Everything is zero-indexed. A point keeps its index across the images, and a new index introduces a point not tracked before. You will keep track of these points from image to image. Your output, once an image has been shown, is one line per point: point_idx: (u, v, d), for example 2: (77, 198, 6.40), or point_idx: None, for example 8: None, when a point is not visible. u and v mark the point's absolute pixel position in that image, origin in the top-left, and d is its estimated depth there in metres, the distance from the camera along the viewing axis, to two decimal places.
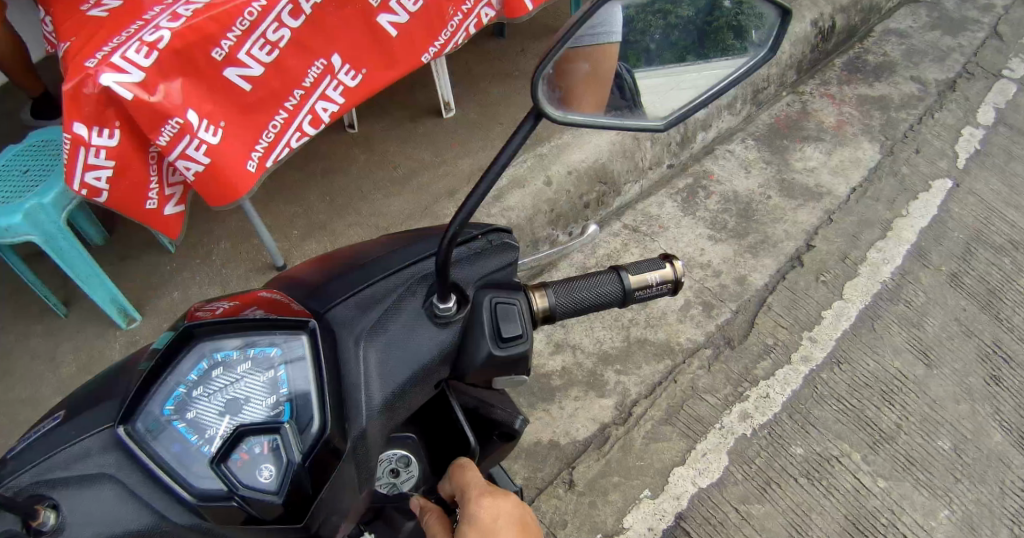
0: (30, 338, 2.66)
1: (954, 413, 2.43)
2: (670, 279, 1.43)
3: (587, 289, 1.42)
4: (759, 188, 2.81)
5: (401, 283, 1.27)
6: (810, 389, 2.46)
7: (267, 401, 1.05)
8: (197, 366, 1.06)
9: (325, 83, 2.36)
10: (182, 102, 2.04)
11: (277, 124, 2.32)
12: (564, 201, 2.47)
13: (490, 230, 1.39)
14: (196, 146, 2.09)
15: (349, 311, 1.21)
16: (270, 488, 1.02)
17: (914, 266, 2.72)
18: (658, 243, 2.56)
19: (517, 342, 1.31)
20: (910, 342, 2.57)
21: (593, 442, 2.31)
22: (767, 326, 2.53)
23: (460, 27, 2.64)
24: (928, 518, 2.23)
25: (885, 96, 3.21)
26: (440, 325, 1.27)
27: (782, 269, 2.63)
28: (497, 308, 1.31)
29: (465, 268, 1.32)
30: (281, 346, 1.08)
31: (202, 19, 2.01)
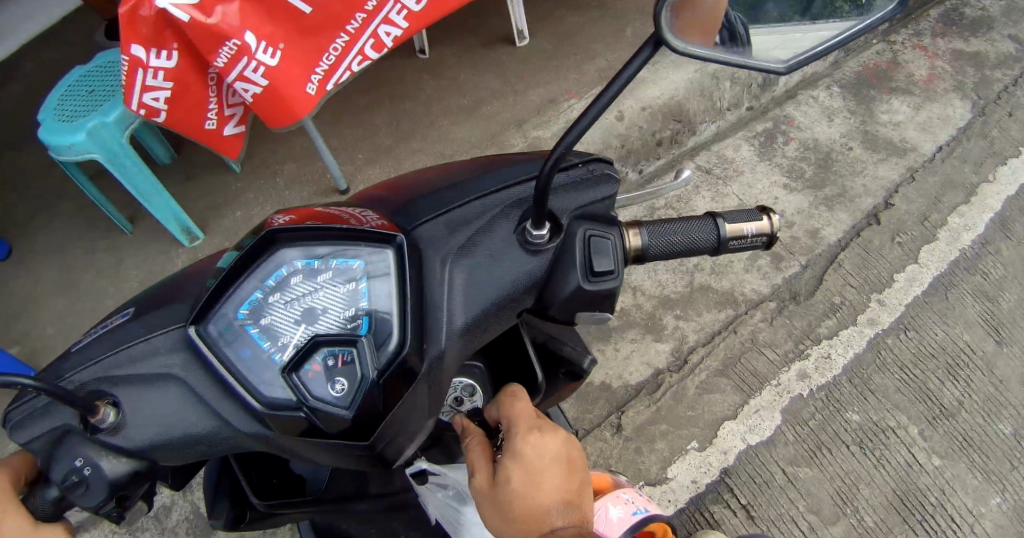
0: (97, 252, 2.71)
1: (1019, 395, 2.31)
2: (767, 233, 1.25)
3: (682, 233, 1.26)
4: (841, 137, 2.64)
5: (495, 207, 1.18)
6: (873, 355, 2.34)
7: (345, 313, 0.98)
8: (275, 273, 1.00)
9: (388, 8, 2.23)
10: (239, 24, 1.94)
11: (337, 49, 2.21)
12: (638, 136, 2.35)
13: (592, 159, 1.28)
14: (254, 68, 2.03)
15: (438, 230, 1.12)
16: (340, 402, 0.97)
17: (996, 236, 2.55)
18: (731, 188, 2.42)
19: (607, 279, 1.19)
20: (982, 316, 2.43)
21: (646, 387, 2.24)
22: (836, 283, 2.40)
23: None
24: (977, 504, 2.16)
25: (980, 53, 2.96)
26: (529, 254, 1.16)
27: (858, 225, 2.48)
28: (590, 241, 1.19)
29: (562, 195, 1.21)
30: (364, 259, 1.01)
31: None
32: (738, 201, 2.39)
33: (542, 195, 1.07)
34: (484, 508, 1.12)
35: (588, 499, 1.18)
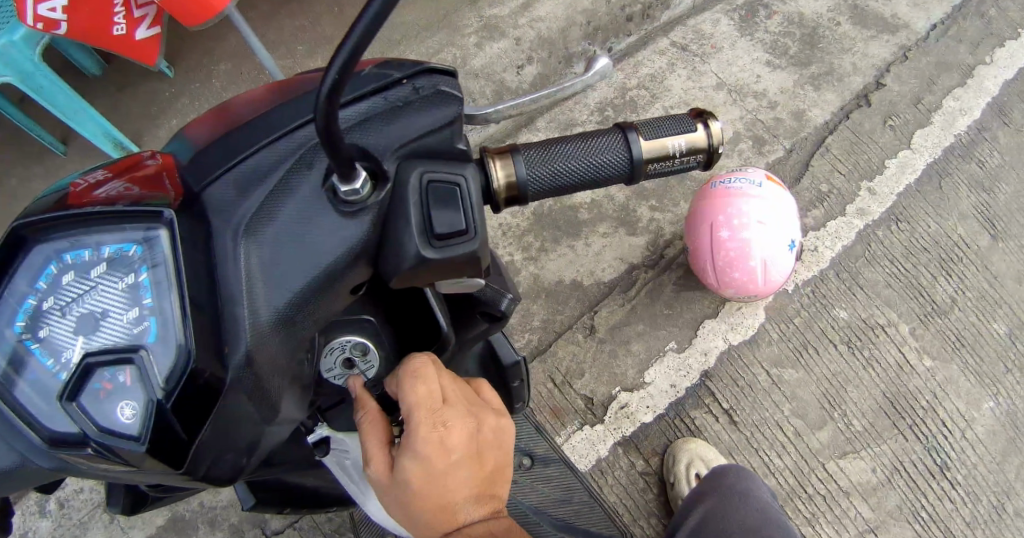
0: (34, 180, 2.44)
1: (1014, 294, 2.18)
2: (699, 150, 1.18)
3: (575, 163, 1.16)
4: (828, 11, 2.40)
5: (292, 153, 0.90)
6: (863, 247, 2.18)
7: (127, 316, 0.76)
8: (43, 271, 0.76)
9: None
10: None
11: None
12: (605, 12, 2.12)
13: (418, 72, 0.96)
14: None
15: (228, 193, 0.87)
16: (132, 431, 0.75)
17: (992, 122, 2.38)
18: (709, 66, 2.21)
19: (456, 242, 0.93)
20: (978, 209, 2.27)
21: (619, 286, 2.07)
22: (822, 170, 2.19)
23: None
24: (970, 409, 2.07)
25: None
26: (349, 217, 0.91)
27: (846, 107, 2.26)
28: (430, 192, 0.92)
29: (377, 132, 0.92)
30: (141, 244, 0.77)
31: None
32: (716, 80, 2.20)
33: (331, 143, 0.79)
34: (390, 506, 1.02)
35: (504, 470, 1.10)
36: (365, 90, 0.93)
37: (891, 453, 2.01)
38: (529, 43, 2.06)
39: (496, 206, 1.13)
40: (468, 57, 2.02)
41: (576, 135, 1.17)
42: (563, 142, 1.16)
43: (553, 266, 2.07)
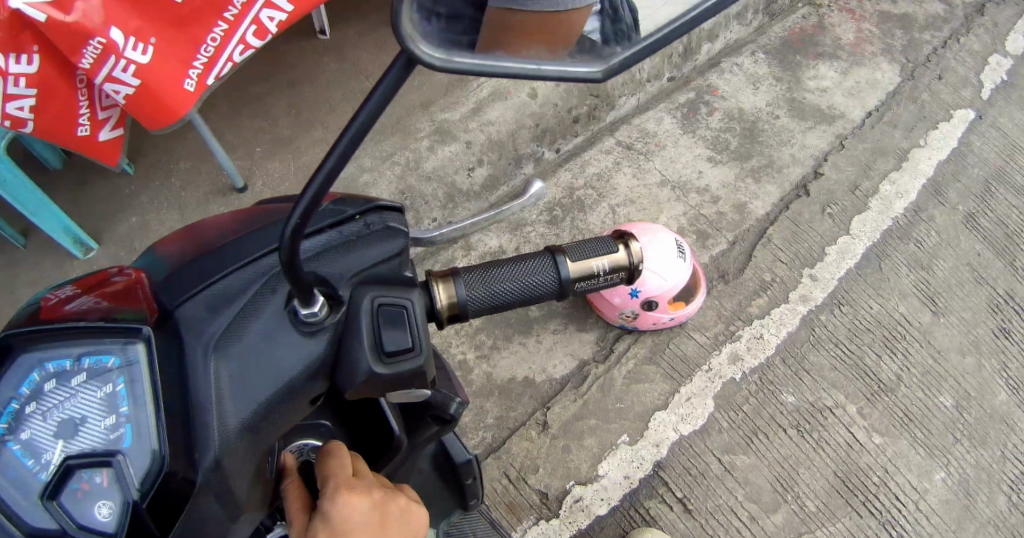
0: None
1: (958, 366, 2.23)
2: (614, 267, 1.40)
3: (511, 280, 1.27)
4: (767, 106, 2.51)
5: (259, 278, 0.92)
6: (807, 332, 2.23)
7: (106, 422, 0.76)
8: (23, 379, 0.75)
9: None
10: (103, 21, 1.62)
11: (216, 38, 1.87)
12: (553, 114, 2.19)
13: (369, 209, 1.02)
14: (123, 68, 1.70)
15: (198, 313, 0.87)
16: (108, 530, 0.75)
17: (928, 203, 2.47)
18: (654, 163, 2.29)
19: (405, 357, 0.94)
20: (917, 286, 2.34)
21: (571, 381, 2.10)
22: (765, 260, 2.26)
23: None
24: (922, 480, 2.08)
25: (909, 14, 2.95)
26: (304, 335, 0.92)
27: (787, 198, 2.35)
28: (380, 310, 0.95)
29: (335, 261, 0.96)
30: (120, 354, 0.78)
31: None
32: (660, 177, 2.27)
33: (292, 269, 0.83)
34: None
35: None
36: (323, 224, 0.98)
37: (846, 531, 2.00)
38: (480, 146, 2.12)
39: (439, 324, 1.16)
40: (420, 160, 2.07)
41: (508, 261, 1.31)
42: (498, 266, 1.29)
43: (505, 364, 2.10)
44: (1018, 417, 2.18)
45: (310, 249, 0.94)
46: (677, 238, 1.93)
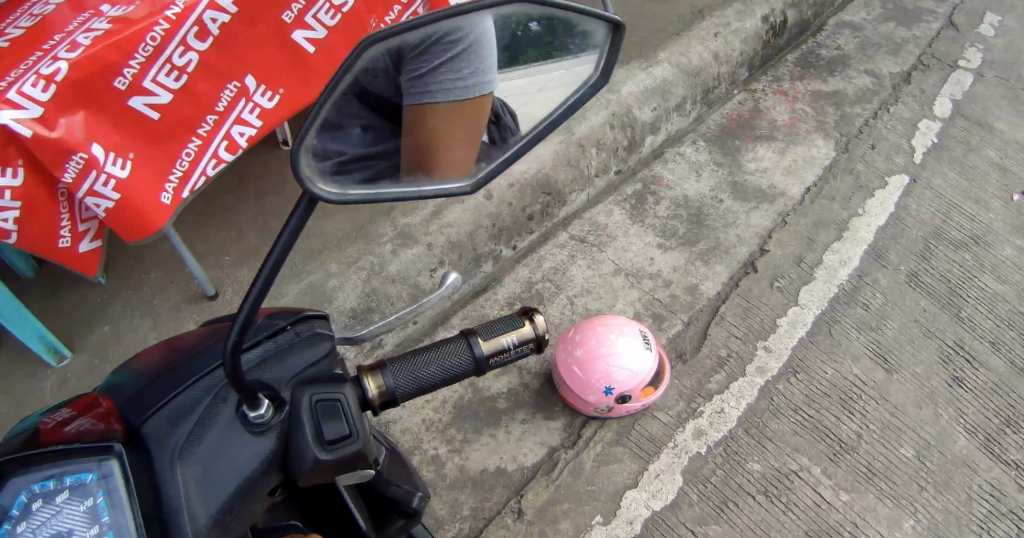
0: None
1: (916, 418, 2.25)
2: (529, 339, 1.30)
3: (436, 365, 1.20)
4: (710, 191, 2.68)
5: (214, 389, 0.94)
6: (766, 402, 2.25)
7: (89, 533, 0.79)
8: (14, 500, 0.80)
9: (239, 107, 1.96)
10: (85, 135, 1.68)
11: (191, 153, 1.92)
12: (507, 213, 2.28)
13: (301, 318, 1.06)
14: (103, 181, 1.73)
15: (161, 426, 0.89)
16: None
17: (872, 267, 2.59)
18: (607, 254, 2.43)
19: (347, 442, 0.95)
20: (869, 347, 2.40)
21: (542, 468, 2.09)
22: (720, 336, 2.34)
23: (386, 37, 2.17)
24: (893, 531, 2.04)
25: (839, 91, 3.19)
26: (252, 433, 0.92)
27: (735, 276, 2.48)
28: (318, 404, 0.96)
29: (273, 367, 0.98)
30: (94, 471, 0.82)
31: (102, 47, 1.66)
32: (614, 266, 2.41)
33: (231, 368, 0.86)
34: None
35: None
36: (260, 336, 1.01)
37: None
38: (440, 247, 2.18)
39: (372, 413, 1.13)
40: (385, 263, 2.13)
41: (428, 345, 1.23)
42: (423, 349, 1.23)
43: (477, 455, 2.09)
44: (979, 460, 2.19)
45: (250, 359, 0.97)
46: (640, 327, 2.00)
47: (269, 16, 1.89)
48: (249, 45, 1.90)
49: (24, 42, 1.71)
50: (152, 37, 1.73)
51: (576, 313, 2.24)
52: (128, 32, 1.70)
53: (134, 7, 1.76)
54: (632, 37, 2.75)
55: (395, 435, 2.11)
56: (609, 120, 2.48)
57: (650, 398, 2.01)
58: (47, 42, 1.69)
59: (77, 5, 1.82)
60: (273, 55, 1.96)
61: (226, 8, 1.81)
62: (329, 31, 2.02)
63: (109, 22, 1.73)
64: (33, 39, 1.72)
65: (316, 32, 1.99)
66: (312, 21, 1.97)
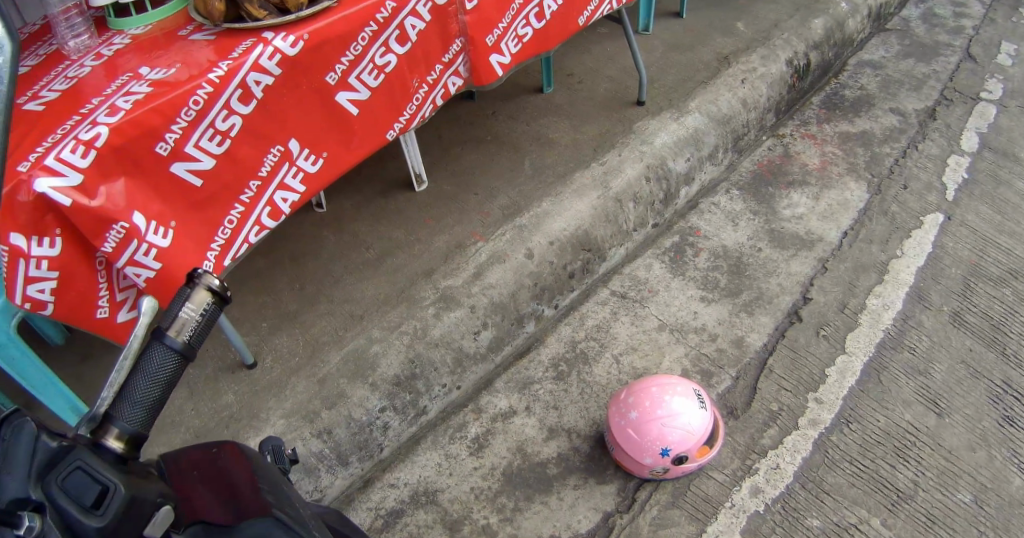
0: None
1: (970, 461, 2.16)
2: (212, 295, 0.86)
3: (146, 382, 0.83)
4: (748, 240, 2.66)
5: None
6: (821, 455, 2.15)
7: None
8: None
9: (282, 172, 1.71)
10: (127, 204, 1.46)
11: (233, 219, 1.67)
12: (549, 273, 2.13)
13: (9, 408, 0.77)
14: (146, 251, 1.50)
15: None
16: None
17: (915, 309, 2.54)
18: (649, 309, 2.39)
19: (111, 498, 0.72)
20: (919, 392, 2.32)
21: (598, 535, 1.91)
22: (770, 390, 2.27)
23: (427, 100, 1.95)
24: None
25: (867, 132, 3.18)
26: None
27: (781, 326, 2.42)
28: (65, 483, 0.71)
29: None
30: None
31: (144, 110, 1.45)
32: (657, 321, 2.36)
33: None
34: None
35: None
36: None
37: None
38: (483, 309, 2.03)
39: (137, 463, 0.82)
40: (427, 327, 1.98)
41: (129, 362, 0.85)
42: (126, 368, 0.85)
43: (530, 524, 1.90)
44: None
45: None
46: (694, 387, 1.93)
47: (311, 77, 1.67)
48: (291, 107, 1.67)
49: (58, 108, 1.50)
50: (196, 100, 1.51)
51: (623, 372, 2.19)
52: (170, 94, 1.48)
53: (175, 68, 1.55)
54: (660, 88, 2.75)
55: (444, 506, 1.93)
56: (646, 170, 2.37)
57: (705, 456, 1.92)
58: (85, 105, 1.48)
59: (114, 66, 1.60)
60: (315, 114, 1.73)
61: (271, 70, 1.59)
62: (371, 91, 1.79)
63: (150, 84, 1.52)
64: (71, 102, 1.51)
65: (359, 93, 1.77)
66: (356, 82, 1.75)
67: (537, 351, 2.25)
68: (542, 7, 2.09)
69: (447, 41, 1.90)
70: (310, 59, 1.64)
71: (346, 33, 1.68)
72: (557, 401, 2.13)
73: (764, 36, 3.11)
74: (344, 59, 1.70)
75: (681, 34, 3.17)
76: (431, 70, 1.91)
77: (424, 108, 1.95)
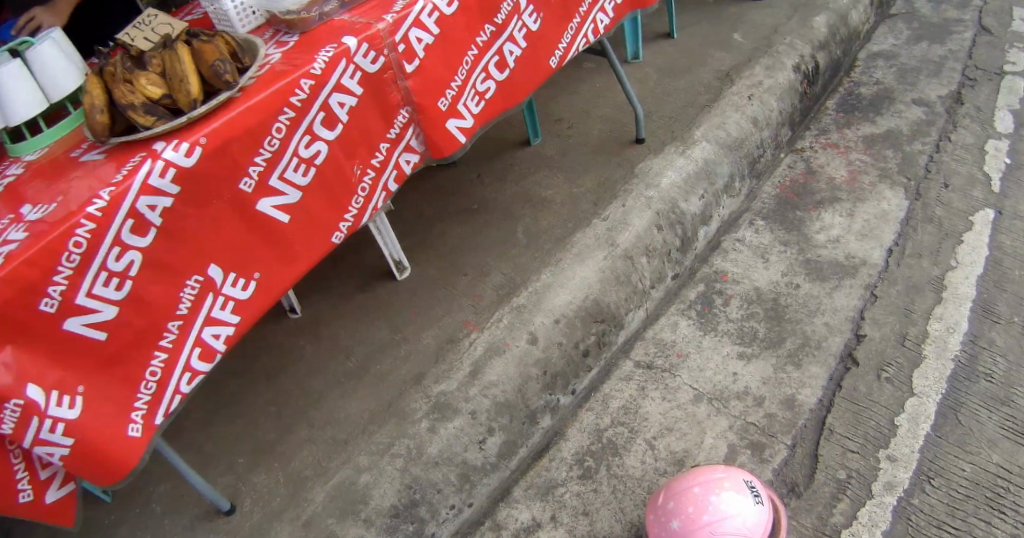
0: None
1: None
2: None
3: None
4: (783, 276, 2.33)
5: None
6: (904, 525, 1.77)
7: None
8: None
9: (208, 303, 1.46)
10: (12, 379, 1.22)
11: (156, 370, 1.42)
12: (559, 357, 1.82)
13: None
14: (48, 429, 1.26)
15: None
16: None
17: (984, 327, 2.14)
18: (681, 378, 2.08)
19: None
20: (1004, 426, 1.92)
21: None
22: (834, 455, 1.90)
23: (376, 187, 1.69)
24: None
25: (892, 129, 2.85)
26: None
27: (836, 376, 2.06)
28: None
29: None
30: None
31: (15, 265, 1.20)
32: (693, 392, 2.04)
33: None
34: None
35: None
36: None
37: None
38: (487, 413, 1.73)
39: None
40: (423, 445, 1.69)
41: None
42: None
43: None
44: None
45: None
46: (744, 476, 1.61)
47: (223, 188, 1.42)
48: (204, 226, 1.42)
49: None
50: (80, 241, 1.26)
51: (660, 460, 1.88)
52: (46, 239, 1.23)
53: (57, 203, 1.30)
54: (660, 120, 2.46)
55: None
56: (655, 218, 2.06)
57: None
58: None
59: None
60: (237, 229, 1.47)
61: (167, 189, 1.34)
62: (302, 190, 1.54)
63: (27, 228, 1.27)
64: None
65: (287, 196, 1.52)
66: (279, 183, 1.50)
67: (559, 446, 1.94)
68: (503, 54, 1.82)
69: (389, 114, 1.65)
70: (217, 166, 1.39)
71: (257, 129, 1.42)
72: (587, 504, 1.82)
73: (764, 45, 2.82)
74: (260, 159, 1.45)
75: (675, 55, 2.89)
76: (375, 152, 1.65)
77: (375, 197, 1.69)
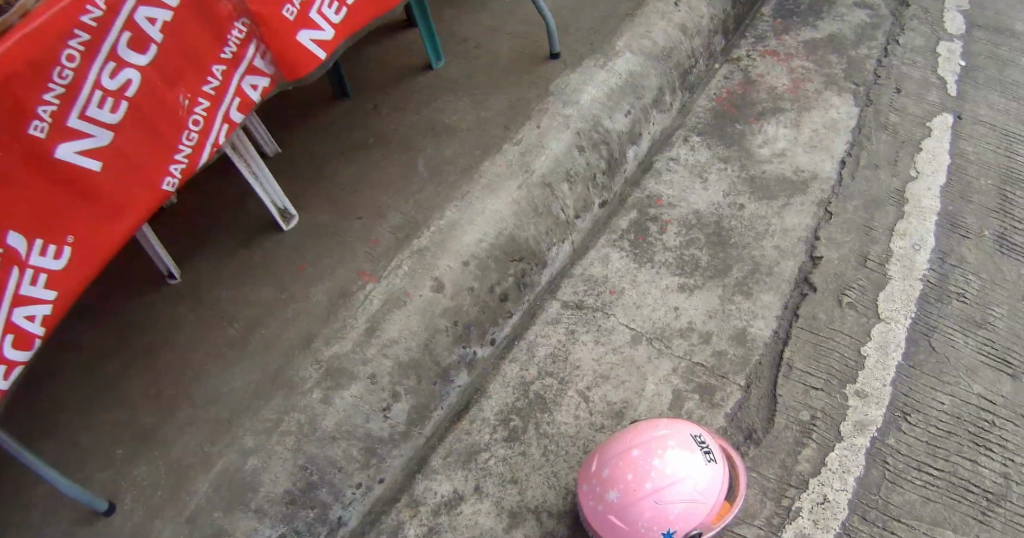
0: None
1: None
2: None
3: None
4: (724, 196, 2.07)
5: None
6: (880, 469, 1.58)
7: None
8: None
9: (11, 278, 1.22)
10: None
11: None
12: (471, 304, 1.67)
13: None
14: None
15: None
16: None
17: (953, 243, 1.92)
18: (616, 318, 1.83)
19: None
20: (982, 350, 1.74)
21: None
22: (795, 394, 1.69)
23: (211, 121, 1.49)
24: None
25: (835, 34, 2.52)
26: None
27: (791, 303, 1.84)
28: None
29: None
30: None
31: None
32: (630, 332, 1.80)
33: None
34: None
35: None
36: None
37: None
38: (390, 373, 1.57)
39: None
40: (316, 419, 1.51)
41: None
42: None
43: None
44: None
45: None
46: (690, 429, 1.38)
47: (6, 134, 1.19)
48: None
49: None
50: None
51: (596, 415, 1.66)
52: None
53: None
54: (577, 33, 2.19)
55: None
56: (575, 138, 1.91)
57: (729, 516, 1.39)
58: None
59: None
60: (36, 184, 1.24)
61: None
62: (114, 129, 1.33)
63: None
64: None
65: (94, 138, 1.30)
66: (82, 123, 1.27)
67: (480, 405, 1.69)
68: None
69: (215, 33, 1.43)
70: None
71: (37, 57, 1.20)
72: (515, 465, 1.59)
73: None
74: (49, 94, 1.22)
75: None
76: (203, 79, 1.44)
77: (212, 132, 1.49)
